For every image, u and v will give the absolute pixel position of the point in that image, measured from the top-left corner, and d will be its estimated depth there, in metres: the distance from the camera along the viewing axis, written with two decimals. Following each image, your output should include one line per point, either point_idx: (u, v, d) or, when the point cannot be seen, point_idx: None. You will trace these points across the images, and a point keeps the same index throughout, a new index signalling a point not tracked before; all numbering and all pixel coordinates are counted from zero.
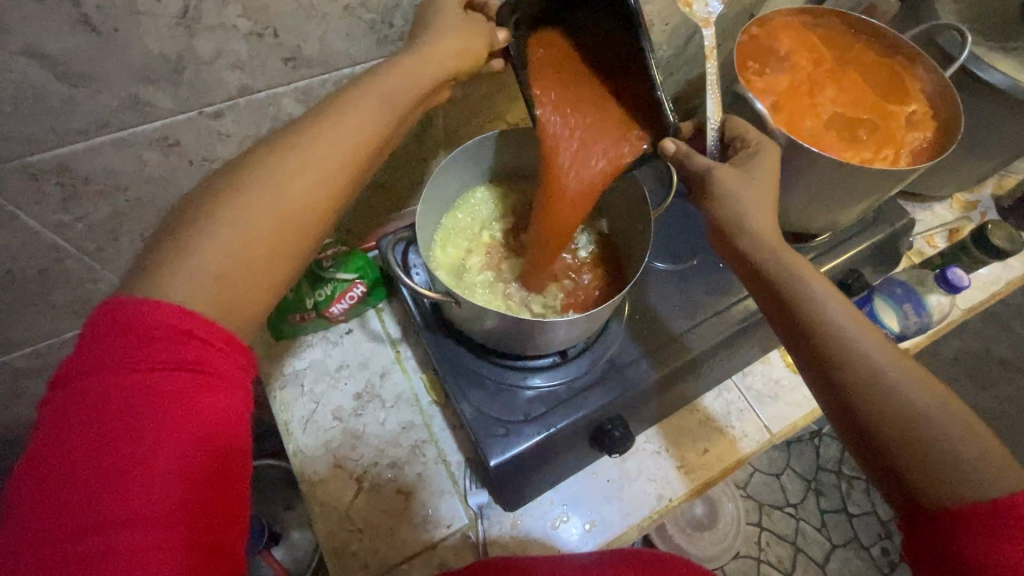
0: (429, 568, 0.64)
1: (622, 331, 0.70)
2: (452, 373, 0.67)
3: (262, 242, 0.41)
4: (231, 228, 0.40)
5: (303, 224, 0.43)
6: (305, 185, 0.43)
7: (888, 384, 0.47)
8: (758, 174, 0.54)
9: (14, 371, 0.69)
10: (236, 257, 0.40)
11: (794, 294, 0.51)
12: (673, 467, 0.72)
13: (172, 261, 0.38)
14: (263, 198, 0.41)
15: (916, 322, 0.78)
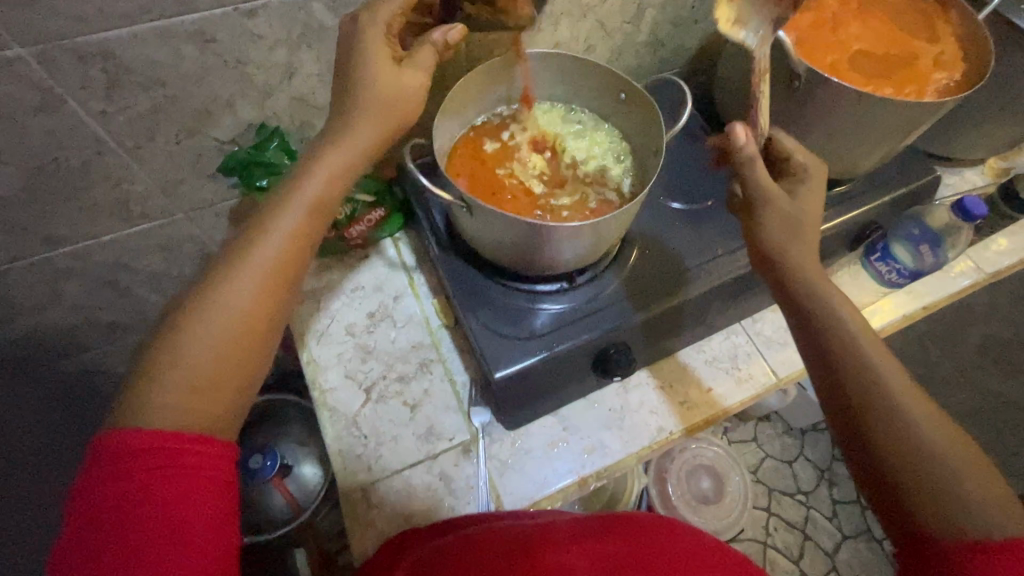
0: (429, 476, 0.67)
1: (631, 262, 0.71)
2: (461, 292, 0.69)
3: (240, 341, 0.44)
4: (198, 344, 0.42)
5: (258, 316, 0.45)
6: (271, 254, 0.45)
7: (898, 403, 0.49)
8: (801, 196, 0.57)
9: (55, 272, 0.73)
10: (214, 356, 0.43)
11: (820, 309, 0.54)
12: (675, 402, 0.73)
13: (153, 377, 0.41)
14: (221, 308, 0.43)
15: (931, 261, 0.79)
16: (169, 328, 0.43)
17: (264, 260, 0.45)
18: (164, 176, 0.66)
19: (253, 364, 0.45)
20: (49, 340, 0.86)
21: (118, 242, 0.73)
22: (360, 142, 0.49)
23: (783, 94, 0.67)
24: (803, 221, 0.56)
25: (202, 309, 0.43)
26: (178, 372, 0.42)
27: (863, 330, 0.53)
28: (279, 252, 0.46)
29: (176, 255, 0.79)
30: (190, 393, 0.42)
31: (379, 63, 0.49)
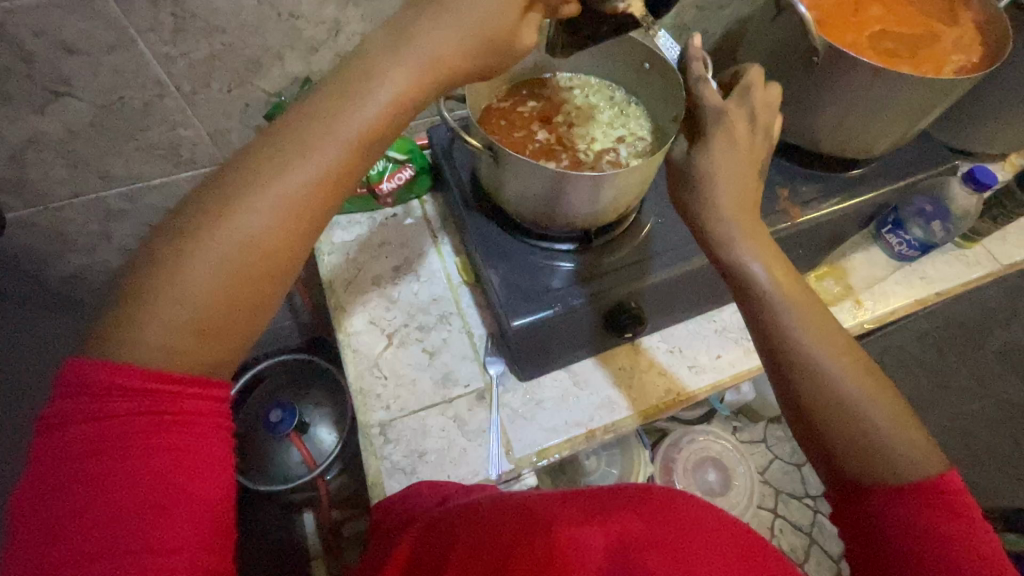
0: (443, 418, 0.70)
1: (648, 227, 0.74)
2: (484, 245, 0.73)
3: (248, 275, 0.40)
4: (210, 266, 0.39)
5: (275, 252, 0.40)
6: (300, 184, 0.40)
7: (825, 370, 0.50)
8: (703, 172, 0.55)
9: (108, 211, 0.79)
10: (225, 283, 0.39)
11: (746, 280, 0.54)
12: (685, 366, 0.75)
13: (154, 295, 0.38)
14: (237, 233, 0.39)
15: (943, 233, 0.80)
16: (174, 243, 0.39)
17: (290, 190, 0.40)
18: (214, 123, 0.72)
19: (259, 302, 0.41)
20: (95, 280, 0.92)
21: (167, 186, 0.78)
22: (425, 70, 0.42)
23: (802, 70, 0.70)
24: (728, 172, 0.54)
25: (213, 233, 0.39)
26: (182, 299, 0.38)
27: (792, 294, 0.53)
28: (311, 185, 0.40)
29: None
30: (195, 323, 0.39)
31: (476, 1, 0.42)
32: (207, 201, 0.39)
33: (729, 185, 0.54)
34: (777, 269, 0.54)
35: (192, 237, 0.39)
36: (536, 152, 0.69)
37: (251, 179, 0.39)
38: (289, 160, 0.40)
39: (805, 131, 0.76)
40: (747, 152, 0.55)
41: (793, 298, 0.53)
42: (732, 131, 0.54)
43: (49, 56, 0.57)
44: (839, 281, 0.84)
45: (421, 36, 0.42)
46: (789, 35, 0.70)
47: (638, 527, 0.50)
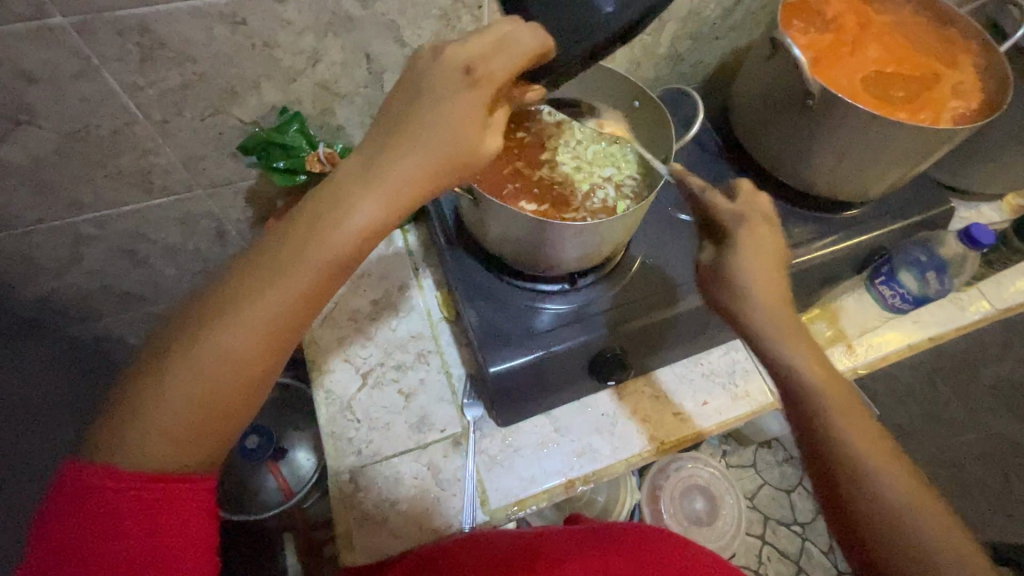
0: (417, 464, 0.67)
1: (633, 269, 0.72)
2: (464, 285, 0.70)
3: (217, 401, 0.39)
4: (176, 396, 0.38)
5: (246, 379, 0.39)
6: (267, 310, 0.39)
7: (864, 476, 0.48)
8: (741, 263, 0.53)
9: (77, 237, 0.76)
10: (194, 411, 0.38)
11: (790, 385, 0.53)
12: (669, 413, 0.73)
13: (127, 419, 0.38)
14: (203, 362, 0.38)
15: (937, 289, 0.78)
16: (148, 366, 0.39)
17: (258, 315, 0.39)
18: (188, 150, 0.69)
19: (227, 425, 0.40)
20: (65, 304, 0.89)
21: (139, 212, 0.76)
22: (401, 181, 0.41)
23: (797, 112, 0.68)
24: (763, 276, 0.53)
25: (179, 357, 0.38)
26: (151, 429, 0.38)
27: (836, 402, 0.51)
28: (278, 312, 0.39)
29: (193, 228, 0.82)
30: (163, 448, 0.38)
31: (447, 112, 0.41)
32: (180, 328, 0.39)
33: (770, 273, 0.53)
34: (816, 351, 0.53)
35: (161, 361, 0.38)
36: (520, 193, 0.67)
37: (218, 304, 0.39)
38: (253, 288, 0.39)
39: (801, 173, 0.74)
40: (773, 248, 0.54)
41: (838, 399, 0.51)
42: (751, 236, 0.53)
43: (9, 84, 0.55)
44: (831, 324, 0.82)
45: (397, 151, 0.41)
46: (784, 76, 0.68)
47: None
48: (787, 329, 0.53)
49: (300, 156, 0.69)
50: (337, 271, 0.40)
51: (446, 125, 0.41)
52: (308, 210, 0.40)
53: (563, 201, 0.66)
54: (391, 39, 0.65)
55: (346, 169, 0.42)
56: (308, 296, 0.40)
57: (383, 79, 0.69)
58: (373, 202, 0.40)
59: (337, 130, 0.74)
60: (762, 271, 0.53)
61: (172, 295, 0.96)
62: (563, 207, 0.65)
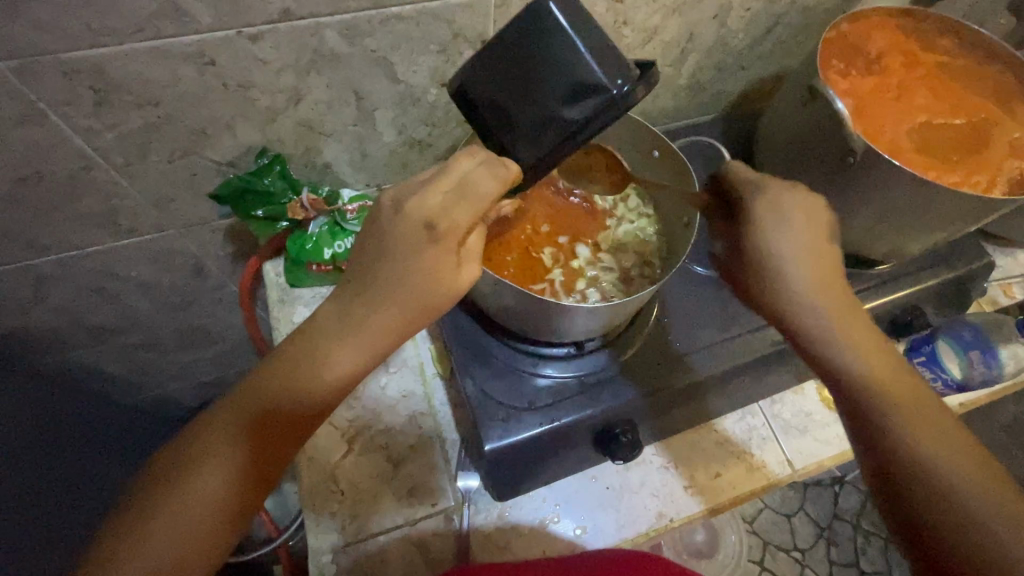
0: (406, 542, 0.62)
1: (647, 332, 0.66)
2: (459, 348, 0.64)
3: (216, 517, 0.42)
4: (170, 520, 0.41)
5: (241, 499, 0.43)
6: (257, 434, 0.43)
7: (913, 450, 0.46)
8: (788, 218, 0.51)
9: (38, 277, 0.69)
10: (188, 534, 0.41)
11: (833, 369, 0.50)
12: (680, 486, 0.67)
13: (124, 537, 0.40)
14: (199, 487, 0.42)
15: (981, 373, 0.70)
16: (146, 491, 0.42)
17: (249, 442, 0.43)
18: (156, 191, 0.62)
19: (223, 543, 0.43)
20: (31, 339, 0.82)
21: (106, 252, 0.69)
22: (375, 327, 0.44)
23: (832, 167, 0.61)
24: (802, 238, 0.51)
25: (177, 484, 0.42)
26: (146, 555, 0.40)
27: (881, 375, 0.49)
28: (269, 438, 0.44)
29: (168, 265, 0.76)
30: (166, 570, 0.40)
31: (414, 256, 0.43)
32: (177, 458, 0.43)
33: (815, 236, 0.51)
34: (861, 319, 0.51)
35: (162, 486, 0.42)
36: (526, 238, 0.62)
37: (213, 434, 0.43)
38: (248, 421, 0.43)
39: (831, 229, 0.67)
40: (823, 218, 0.52)
41: (882, 365, 0.49)
42: (790, 208, 0.52)
43: None
44: None
45: (370, 299, 0.44)
46: (820, 126, 0.61)
47: None
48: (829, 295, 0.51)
49: (281, 204, 0.63)
50: (317, 407, 0.45)
51: (417, 273, 0.43)
52: (293, 356, 0.45)
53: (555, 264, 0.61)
54: (383, 76, 0.58)
55: (323, 317, 0.46)
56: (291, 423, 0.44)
57: (374, 117, 0.62)
58: (352, 345, 0.44)
59: (324, 169, 0.67)
60: (806, 229, 0.51)
61: (150, 326, 0.90)
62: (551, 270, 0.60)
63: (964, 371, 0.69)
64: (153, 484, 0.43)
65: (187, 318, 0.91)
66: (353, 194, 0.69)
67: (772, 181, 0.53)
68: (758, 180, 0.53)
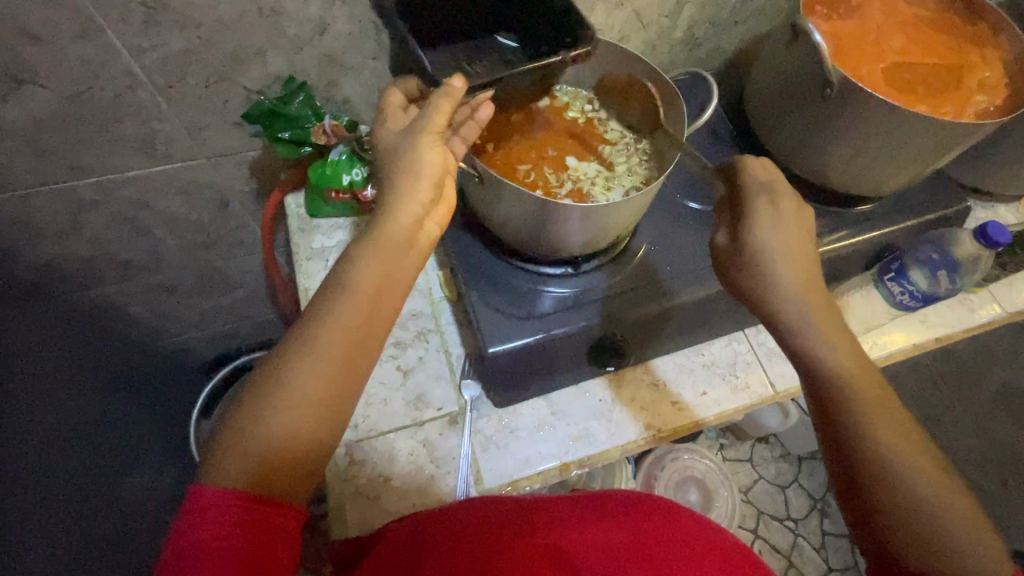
0: (413, 440, 0.67)
1: (638, 256, 0.71)
2: (465, 265, 0.70)
3: (319, 418, 0.46)
4: (279, 419, 0.45)
5: (339, 398, 0.47)
6: (344, 321, 0.48)
7: (881, 449, 0.51)
8: (783, 223, 0.54)
9: (78, 201, 0.75)
10: (296, 427, 0.45)
11: (812, 365, 0.55)
12: (668, 401, 0.72)
13: (236, 436, 0.44)
14: (300, 384, 0.46)
15: (947, 287, 0.75)
16: (250, 400, 0.45)
17: (331, 336, 0.47)
18: (190, 117, 0.68)
19: (325, 441, 0.47)
20: (66, 270, 0.88)
21: (142, 179, 0.75)
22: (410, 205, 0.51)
23: (813, 101, 0.66)
24: (791, 243, 0.54)
25: (278, 388, 0.45)
26: (256, 455, 0.44)
27: (855, 374, 0.54)
28: (350, 332, 0.48)
29: (196, 198, 0.82)
30: (279, 459, 0.45)
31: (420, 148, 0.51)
32: (277, 365, 0.46)
33: (801, 238, 0.55)
34: (834, 322, 0.55)
35: (266, 392, 0.45)
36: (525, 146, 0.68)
37: (303, 333, 0.47)
38: (328, 321, 0.48)
39: (813, 164, 0.72)
40: (806, 225, 0.55)
41: (853, 368, 0.54)
42: (785, 213, 0.55)
43: (10, 41, 0.54)
44: None
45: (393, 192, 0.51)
46: (803, 63, 0.66)
47: (620, 537, 0.50)
48: (810, 298, 0.55)
49: (306, 128, 0.68)
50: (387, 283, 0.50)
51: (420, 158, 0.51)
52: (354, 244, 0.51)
53: (550, 172, 0.67)
54: None
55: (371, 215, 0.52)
56: (353, 356, 0.48)
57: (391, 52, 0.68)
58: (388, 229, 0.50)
59: (343, 104, 0.73)
60: (798, 230, 0.54)
61: (174, 265, 0.96)
62: (544, 176, 0.66)
63: (928, 282, 0.75)
64: (257, 391, 0.46)
65: (209, 259, 0.97)
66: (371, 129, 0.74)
67: (775, 176, 0.56)
68: (763, 178, 0.56)
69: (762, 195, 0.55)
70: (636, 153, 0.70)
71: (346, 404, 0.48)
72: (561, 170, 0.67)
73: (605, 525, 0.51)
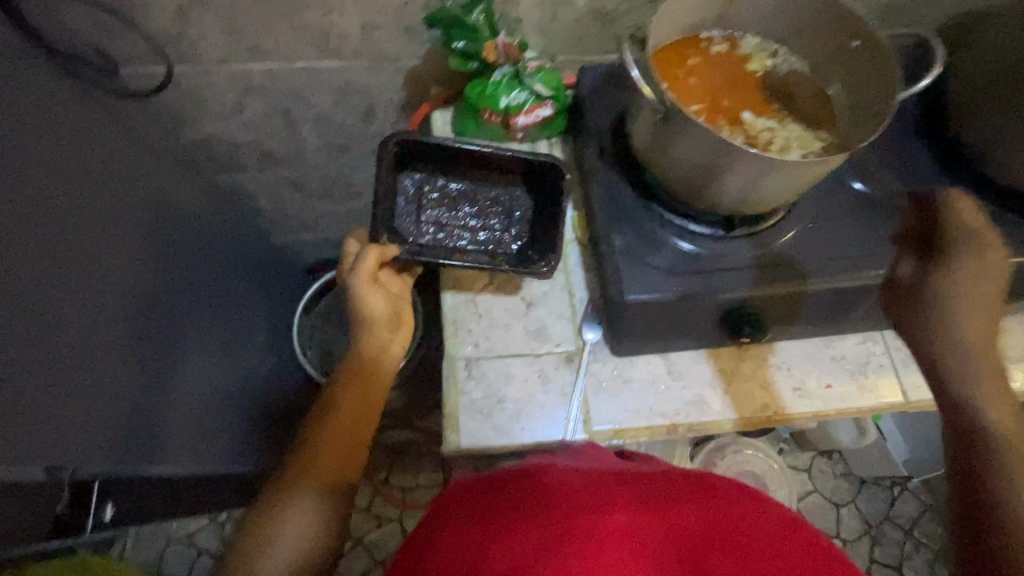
0: (529, 369, 0.68)
1: (793, 231, 0.67)
2: (611, 206, 0.68)
3: (322, 524, 0.61)
4: (289, 540, 0.59)
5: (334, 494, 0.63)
6: (328, 444, 0.65)
7: (1010, 474, 0.53)
8: (966, 266, 0.62)
9: (248, 85, 0.79)
10: (301, 544, 0.59)
11: (958, 388, 0.60)
12: (790, 385, 0.70)
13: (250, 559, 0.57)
14: (297, 518, 0.60)
15: None
16: (254, 527, 0.60)
17: (324, 459, 0.64)
18: (367, 15, 0.69)
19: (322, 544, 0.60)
20: (217, 150, 0.94)
21: (308, 72, 0.78)
22: (377, 346, 0.72)
23: None
24: (971, 288, 0.61)
25: (278, 515, 0.60)
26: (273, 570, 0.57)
27: (1005, 411, 0.57)
28: (335, 448, 0.65)
29: (348, 101, 0.84)
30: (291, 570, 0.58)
31: (374, 296, 0.70)
32: (273, 501, 0.61)
33: (986, 293, 0.61)
34: (992, 368, 0.60)
35: (269, 517, 0.60)
36: (701, 92, 0.65)
37: (300, 468, 0.64)
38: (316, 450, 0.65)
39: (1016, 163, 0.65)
40: (994, 274, 0.61)
41: (1002, 409, 0.58)
42: (973, 259, 0.62)
43: None
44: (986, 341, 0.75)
45: (365, 333, 0.71)
46: None
47: (694, 516, 0.43)
48: (970, 326, 0.61)
49: (481, 40, 0.68)
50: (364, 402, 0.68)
51: (375, 304, 0.71)
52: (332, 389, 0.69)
53: (724, 123, 0.63)
54: None
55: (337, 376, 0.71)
56: (340, 470, 0.64)
57: None
58: (363, 363, 0.70)
59: (513, 23, 0.72)
60: (990, 278, 0.61)
61: (309, 165, 1.00)
62: (718, 126, 0.63)
63: None
64: (262, 523, 0.60)
65: (340, 164, 1.00)
66: (535, 55, 0.73)
67: (969, 209, 0.63)
68: (963, 216, 0.64)
69: (961, 233, 0.63)
70: (824, 115, 0.64)
71: (334, 506, 0.62)
72: (736, 122, 0.63)
73: (690, 505, 0.44)
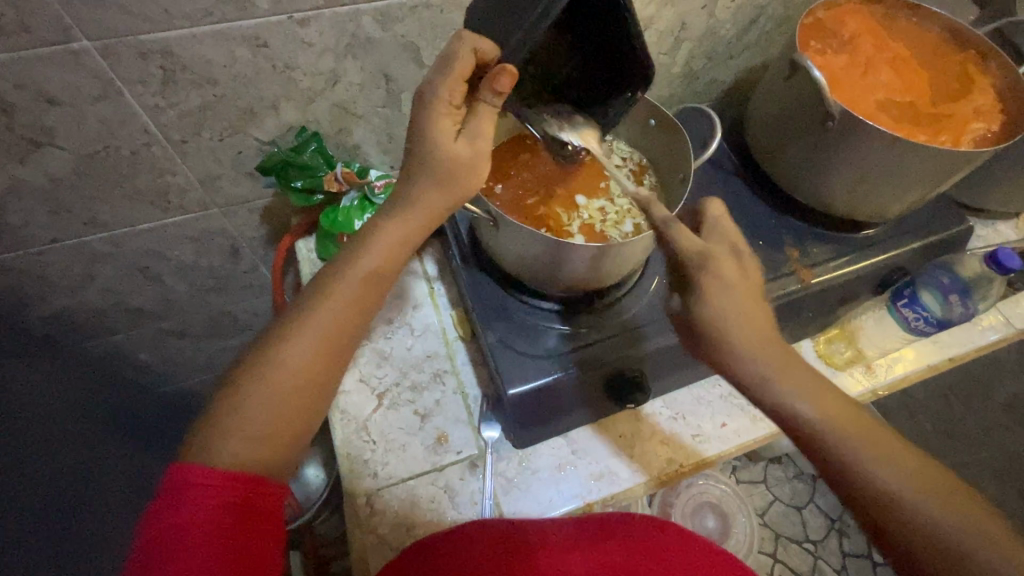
0: (434, 487, 0.66)
1: (651, 291, 0.71)
2: (480, 304, 0.70)
3: (281, 443, 0.46)
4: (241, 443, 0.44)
5: (293, 431, 0.47)
6: (299, 362, 0.47)
7: (877, 478, 0.46)
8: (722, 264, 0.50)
9: (91, 254, 0.76)
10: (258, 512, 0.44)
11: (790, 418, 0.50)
12: (689, 433, 0.72)
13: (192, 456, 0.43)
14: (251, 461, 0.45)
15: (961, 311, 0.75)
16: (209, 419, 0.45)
17: (279, 391, 0.46)
18: (202, 170, 0.69)
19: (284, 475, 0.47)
20: (76, 319, 0.88)
21: (156, 230, 0.76)
22: (358, 296, 0.49)
23: (816, 132, 0.67)
24: (739, 301, 0.50)
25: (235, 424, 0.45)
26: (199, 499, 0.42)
27: (837, 415, 0.48)
28: (282, 393, 0.46)
29: (208, 246, 0.82)
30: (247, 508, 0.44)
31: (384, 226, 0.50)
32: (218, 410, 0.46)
33: (747, 300, 0.50)
34: (795, 367, 0.50)
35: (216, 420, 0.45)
36: (534, 185, 0.69)
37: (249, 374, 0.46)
38: (280, 349, 0.47)
39: (816, 193, 0.73)
40: (746, 278, 0.50)
41: (840, 414, 0.49)
42: (729, 266, 0.50)
43: (31, 107, 0.55)
44: (850, 344, 0.81)
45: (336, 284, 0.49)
46: (803, 97, 0.67)
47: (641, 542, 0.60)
48: (750, 334, 0.50)
49: (318, 177, 0.69)
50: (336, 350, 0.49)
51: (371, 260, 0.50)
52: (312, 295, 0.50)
53: (561, 211, 0.67)
54: (411, 61, 0.65)
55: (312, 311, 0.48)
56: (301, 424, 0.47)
57: (401, 100, 0.69)
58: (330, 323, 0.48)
59: (353, 149, 0.74)
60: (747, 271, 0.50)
61: (185, 311, 0.96)
62: (555, 216, 0.67)
63: (942, 309, 0.74)
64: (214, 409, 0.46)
65: (219, 303, 0.96)
66: (379, 172, 0.75)
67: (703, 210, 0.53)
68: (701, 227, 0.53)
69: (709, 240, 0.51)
70: (645, 184, 0.70)
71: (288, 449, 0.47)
72: (571, 208, 0.68)
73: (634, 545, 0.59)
